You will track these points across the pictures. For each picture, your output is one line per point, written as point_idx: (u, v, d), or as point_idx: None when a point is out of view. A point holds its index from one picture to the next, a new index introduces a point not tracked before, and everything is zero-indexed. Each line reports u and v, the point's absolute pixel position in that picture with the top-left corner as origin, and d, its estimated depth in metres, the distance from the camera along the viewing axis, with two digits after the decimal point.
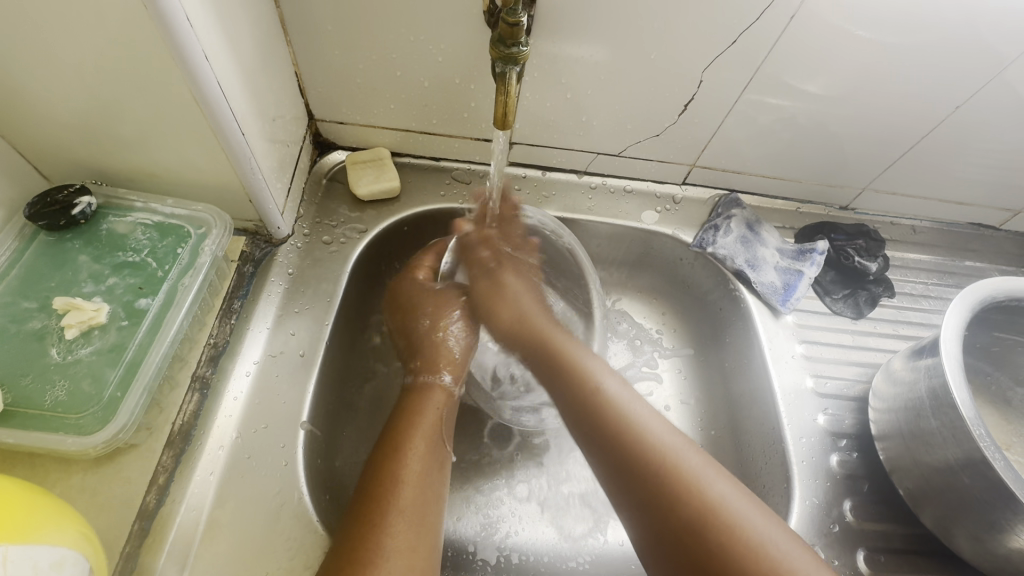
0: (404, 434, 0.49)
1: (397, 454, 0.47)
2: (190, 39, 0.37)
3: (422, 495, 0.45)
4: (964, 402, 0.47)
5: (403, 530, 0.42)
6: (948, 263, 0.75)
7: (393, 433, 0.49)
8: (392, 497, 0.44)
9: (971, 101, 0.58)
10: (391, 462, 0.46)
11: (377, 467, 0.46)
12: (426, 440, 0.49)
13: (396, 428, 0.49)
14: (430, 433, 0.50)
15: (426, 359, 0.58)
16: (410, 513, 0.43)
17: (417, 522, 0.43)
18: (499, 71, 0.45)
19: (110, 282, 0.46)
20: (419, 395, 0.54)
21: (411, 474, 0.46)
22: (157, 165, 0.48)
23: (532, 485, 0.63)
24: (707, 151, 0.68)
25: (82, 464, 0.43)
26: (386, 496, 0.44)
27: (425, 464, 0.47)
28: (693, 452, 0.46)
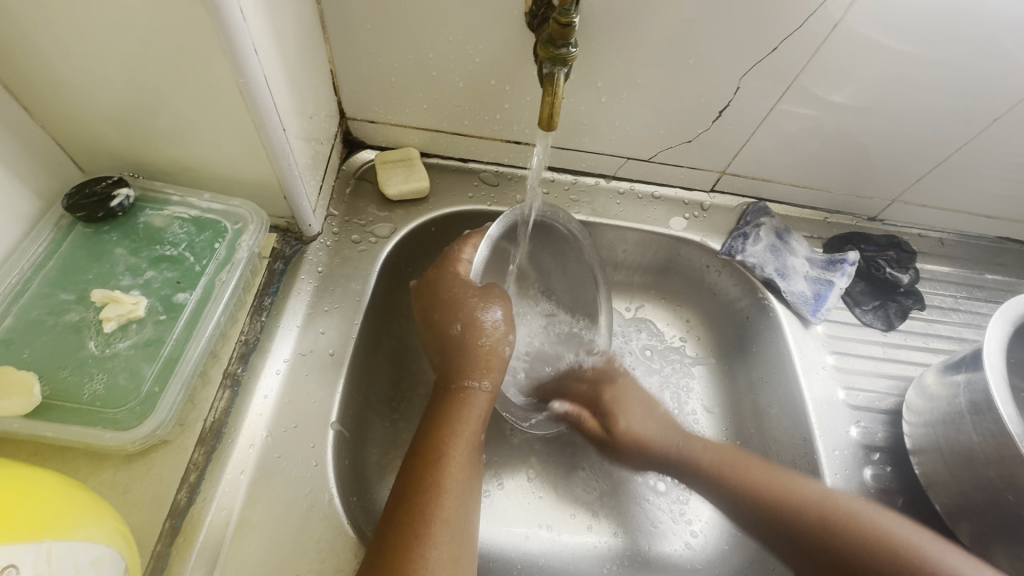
0: (444, 442, 0.47)
1: (438, 464, 0.46)
2: (242, 33, 0.37)
3: (462, 505, 0.44)
4: (1009, 419, 0.46)
5: (444, 543, 0.41)
6: (977, 277, 0.74)
7: (435, 441, 0.47)
8: (435, 508, 0.43)
9: (1010, 114, 0.58)
10: (433, 473, 0.45)
11: (419, 476, 0.45)
12: (467, 449, 0.48)
13: (437, 434, 0.48)
14: (469, 443, 0.48)
15: (465, 365, 0.53)
16: (452, 524, 0.43)
17: (461, 533, 0.43)
18: (547, 72, 0.45)
19: (147, 276, 0.45)
20: (459, 401, 0.51)
21: (452, 483, 0.45)
22: (196, 158, 0.47)
23: (556, 489, 0.63)
24: (738, 159, 0.67)
25: (113, 460, 0.42)
26: (428, 508, 0.43)
27: (466, 476, 0.46)
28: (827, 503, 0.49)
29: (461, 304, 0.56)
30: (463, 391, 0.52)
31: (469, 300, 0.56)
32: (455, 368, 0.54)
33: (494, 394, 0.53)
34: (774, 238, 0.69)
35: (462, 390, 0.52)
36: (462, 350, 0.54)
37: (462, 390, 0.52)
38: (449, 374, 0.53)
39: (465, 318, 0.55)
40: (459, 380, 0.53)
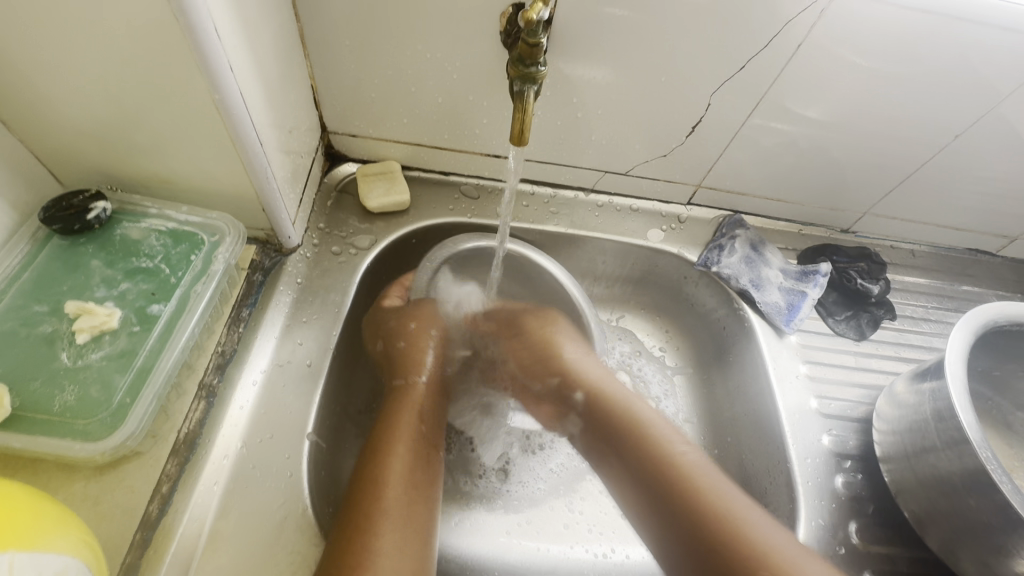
0: (387, 443, 0.52)
1: (378, 459, 0.51)
2: (217, 51, 0.38)
3: (405, 497, 0.50)
4: (970, 425, 0.48)
5: (389, 531, 0.46)
6: (948, 287, 0.76)
7: (377, 442, 0.53)
8: (376, 500, 0.48)
9: (971, 130, 0.60)
10: (372, 468, 0.50)
11: (366, 469, 0.50)
12: (409, 447, 0.53)
13: (379, 433, 0.53)
14: (405, 438, 0.53)
15: (399, 368, 0.60)
16: (394, 512, 0.48)
17: (404, 520, 0.48)
18: (517, 90, 0.46)
19: (123, 287, 0.46)
20: (396, 400, 0.57)
21: (394, 476, 0.50)
22: (174, 171, 0.48)
23: (535, 498, 0.63)
24: (712, 173, 0.69)
25: (84, 471, 0.42)
26: (370, 500, 0.48)
27: (408, 469, 0.52)
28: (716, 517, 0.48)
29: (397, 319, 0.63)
30: (400, 390, 0.58)
31: (407, 315, 0.63)
32: (393, 371, 0.61)
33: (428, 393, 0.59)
34: (753, 250, 0.71)
35: (397, 390, 0.58)
36: (410, 360, 0.61)
37: (395, 394, 0.58)
38: (390, 375, 0.60)
39: (409, 331, 0.63)
40: (394, 380, 0.60)
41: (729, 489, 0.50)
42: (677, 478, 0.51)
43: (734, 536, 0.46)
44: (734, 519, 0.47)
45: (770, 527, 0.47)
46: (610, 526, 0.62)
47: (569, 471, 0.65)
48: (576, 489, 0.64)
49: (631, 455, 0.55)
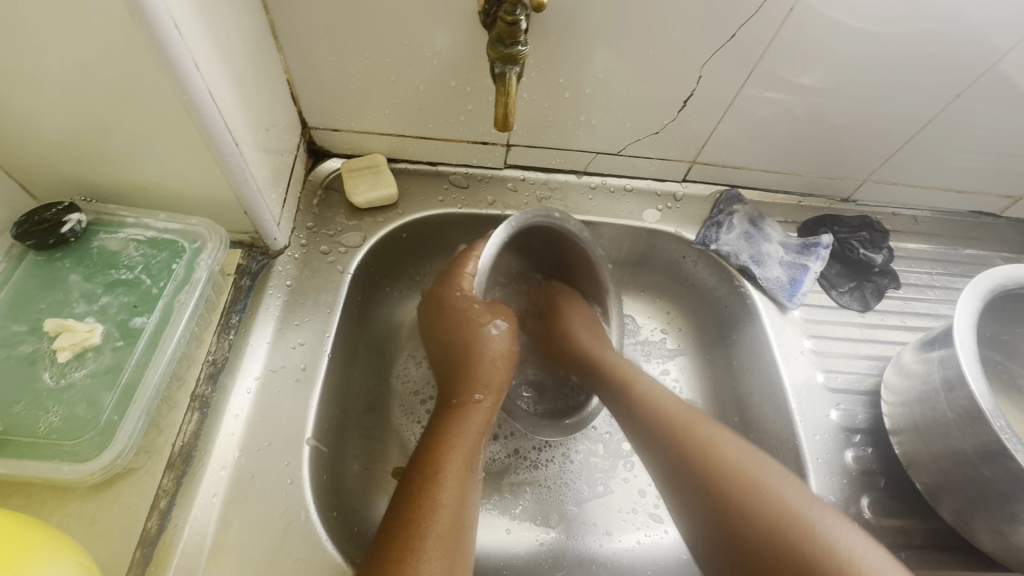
0: (441, 455, 0.47)
1: (435, 475, 0.46)
2: (180, 49, 0.36)
3: (458, 519, 0.44)
4: (980, 392, 0.46)
5: (437, 557, 0.41)
6: (953, 252, 0.75)
7: (434, 453, 0.48)
8: (428, 522, 0.43)
9: (972, 90, 0.58)
10: (427, 486, 0.45)
11: (416, 488, 0.45)
12: (463, 464, 0.47)
13: (436, 448, 0.48)
14: (469, 455, 0.48)
15: (471, 379, 0.54)
16: (446, 539, 0.42)
17: (454, 547, 0.42)
18: (499, 72, 0.45)
19: (103, 301, 0.44)
20: (458, 415, 0.51)
21: (448, 497, 0.45)
22: (148, 178, 0.46)
23: (541, 484, 0.63)
24: (708, 147, 0.67)
25: (78, 492, 0.41)
26: (421, 521, 0.43)
27: (462, 488, 0.46)
28: (729, 435, 0.50)
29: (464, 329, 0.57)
30: (465, 404, 0.52)
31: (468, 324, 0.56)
32: (460, 383, 0.55)
33: (497, 409, 0.54)
34: (751, 223, 0.70)
35: (467, 403, 0.52)
36: (464, 354, 0.56)
37: (461, 404, 0.52)
38: (453, 388, 0.54)
39: (467, 337, 0.56)
40: (461, 397, 0.53)
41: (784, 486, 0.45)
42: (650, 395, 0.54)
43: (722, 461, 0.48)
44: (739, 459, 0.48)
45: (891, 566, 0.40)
46: (617, 509, 0.62)
47: (576, 458, 0.65)
48: (581, 472, 0.64)
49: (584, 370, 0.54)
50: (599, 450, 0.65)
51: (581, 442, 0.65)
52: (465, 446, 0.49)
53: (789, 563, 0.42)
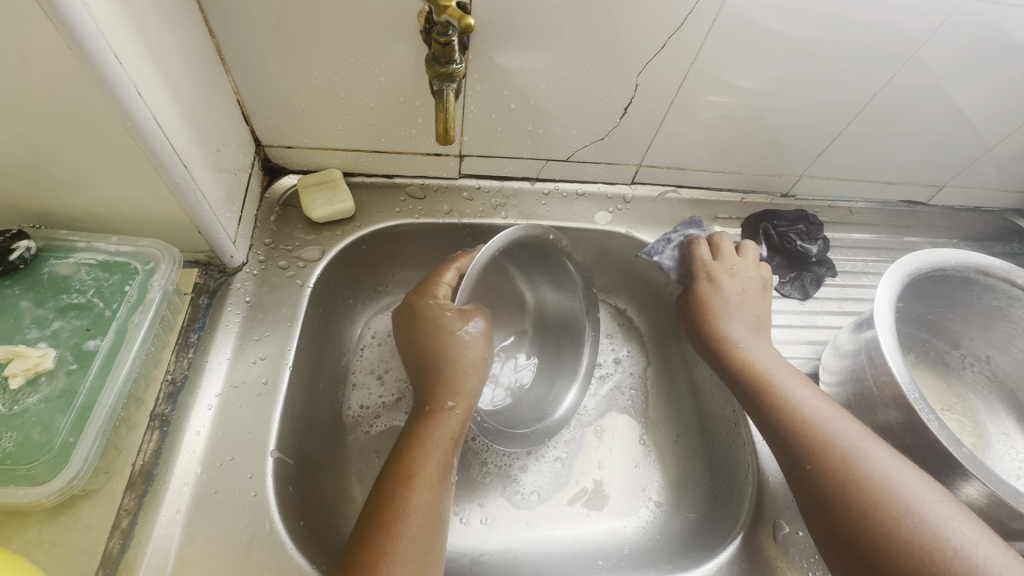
0: (415, 461, 0.48)
1: (408, 481, 0.47)
2: (121, 77, 0.38)
3: (431, 522, 0.46)
4: (898, 368, 0.50)
5: (408, 560, 0.43)
6: (886, 240, 0.80)
7: (407, 459, 0.48)
8: (401, 526, 0.44)
9: (887, 88, 0.63)
10: (397, 494, 0.46)
11: (390, 494, 0.46)
12: (437, 468, 0.48)
13: (408, 456, 0.48)
14: (441, 462, 0.49)
15: (442, 385, 0.52)
16: (418, 542, 0.44)
17: (428, 542, 0.45)
18: (437, 89, 0.48)
19: (55, 326, 0.45)
20: (430, 424, 0.50)
21: (421, 501, 0.46)
22: (98, 204, 0.47)
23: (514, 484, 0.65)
24: (651, 151, 0.70)
25: (37, 516, 0.42)
26: (395, 525, 0.44)
27: (435, 491, 0.47)
28: (851, 426, 0.48)
29: (430, 326, 0.56)
30: (438, 412, 0.51)
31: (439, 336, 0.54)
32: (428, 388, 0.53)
33: (470, 414, 0.53)
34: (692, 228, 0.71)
35: (444, 412, 0.51)
36: (440, 351, 0.54)
37: (435, 412, 0.51)
38: (425, 392, 0.53)
39: (445, 337, 0.55)
40: (434, 403, 0.52)
41: (836, 417, 0.49)
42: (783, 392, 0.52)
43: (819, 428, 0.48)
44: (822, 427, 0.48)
45: (939, 506, 0.41)
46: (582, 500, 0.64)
47: (546, 458, 0.67)
48: (548, 459, 0.66)
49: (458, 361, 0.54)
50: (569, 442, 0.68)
51: (556, 439, 0.68)
52: (432, 450, 0.49)
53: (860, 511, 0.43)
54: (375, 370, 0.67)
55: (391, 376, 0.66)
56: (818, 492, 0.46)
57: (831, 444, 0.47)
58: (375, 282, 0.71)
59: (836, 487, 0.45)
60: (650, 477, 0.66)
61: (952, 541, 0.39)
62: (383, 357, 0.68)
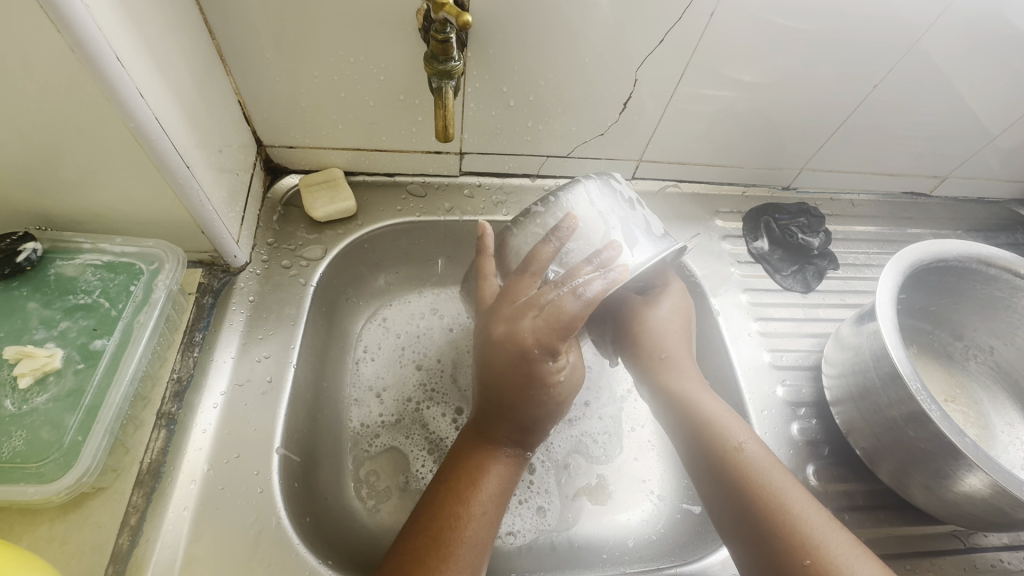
0: (471, 497, 0.48)
1: (460, 516, 0.47)
2: (123, 79, 0.38)
3: (476, 560, 0.46)
4: (900, 360, 0.50)
5: None
6: (888, 232, 0.80)
7: (462, 493, 0.48)
8: (449, 561, 0.44)
9: (887, 79, 0.63)
10: (451, 529, 0.46)
11: (443, 526, 0.46)
12: (493, 507, 0.48)
13: (471, 472, 0.49)
14: (493, 501, 0.49)
15: (524, 433, 0.51)
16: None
17: (481, 561, 0.46)
18: (436, 86, 0.48)
19: (62, 326, 0.45)
20: (490, 461, 0.50)
21: (472, 539, 0.46)
22: (102, 205, 0.47)
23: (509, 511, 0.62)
24: (651, 146, 0.70)
25: (47, 514, 0.42)
26: (448, 560, 0.44)
27: (486, 530, 0.47)
28: (751, 441, 0.51)
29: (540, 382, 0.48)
30: (501, 452, 0.51)
31: (552, 385, 0.49)
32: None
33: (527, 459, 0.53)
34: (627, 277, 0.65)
35: (508, 458, 0.51)
36: (540, 405, 0.50)
37: (496, 451, 0.51)
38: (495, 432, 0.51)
39: (552, 394, 0.49)
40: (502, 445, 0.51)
41: (738, 428, 0.52)
42: (697, 400, 0.54)
43: (718, 437, 0.51)
44: (723, 436, 0.51)
45: (840, 541, 0.44)
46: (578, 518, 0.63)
47: (541, 488, 0.64)
48: (529, 502, 0.63)
49: (553, 408, 0.51)
50: (551, 467, 0.65)
51: (545, 465, 0.65)
52: (484, 489, 0.49)
53: (749, 516, 0.47)
54: (374, 387, 0.66)
55: (390, 395, 0.66)
56: (734, 514, 0.48)
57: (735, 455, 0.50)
58: (374, 282, 0.71)
59: (771, 523, 0.45)
60: (650, 470, 0.66)
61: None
62: (381, 375, 0.67)
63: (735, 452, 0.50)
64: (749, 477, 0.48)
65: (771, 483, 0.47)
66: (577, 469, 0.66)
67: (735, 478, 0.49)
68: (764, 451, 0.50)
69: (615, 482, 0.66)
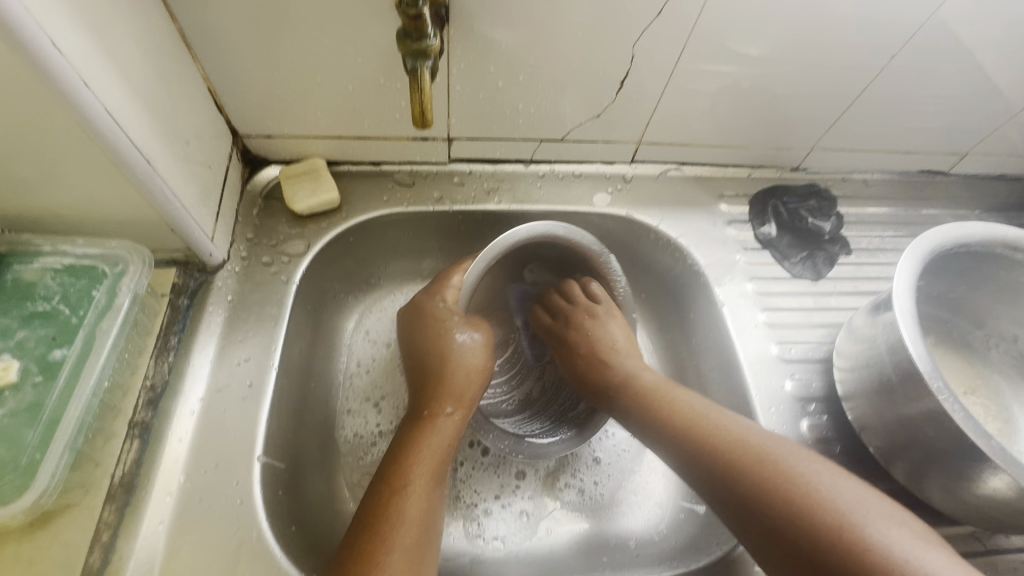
0: (408, 468, 0.46)
1: (401, 490, 0.45)
2: (63, 67, 0.35)
3: (421, 533, 0.44)
4: (919, 355, 0.47)
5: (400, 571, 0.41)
6: (903, 213, 0.76)
7: (400, 466, 0.47)
8: (388, 536, 0.42)
9: (906, 49, 0.58)
10: (393, 500, 0.44)
11: (383, 501, 0.44)
12: (430, 476, 0.47)
13: (403, 461, 0.47)
14: (432, 473, 0.47)
15: (443, 390, 0.51)
16: (411, 552, 0.42)
17: (420, 540, 0.43)
18: (411, 67, 0.44)
19: (20, 336, 0.43)
20: (427, 428, 0.49)
21: (412, 509, 0.44)
22: (56, 201, 0.44)
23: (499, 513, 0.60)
24: (651, 127, 0.66)
25: (13, 533, 0.40)
26: (388, 533, 0.42)
27: (427, 499, 0.46)
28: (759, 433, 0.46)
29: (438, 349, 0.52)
30: (435, 417, 0.50)
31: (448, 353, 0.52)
32: (427, 393, 0.51)
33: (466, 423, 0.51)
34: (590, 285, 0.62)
35: (440, 417, 0.50)
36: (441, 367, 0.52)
37: (432, 417, 0.50)
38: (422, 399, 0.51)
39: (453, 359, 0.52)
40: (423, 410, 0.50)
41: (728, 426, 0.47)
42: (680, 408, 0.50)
43: (739, 444, 0.45)
44: (753, 444, 0.45)
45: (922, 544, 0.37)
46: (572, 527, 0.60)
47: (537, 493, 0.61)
48: (520, 505, 0.61)
49: (459, 376, 0.51)
50: (543, 472, 0.62)
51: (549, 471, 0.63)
52: (419, 459, 0.47)
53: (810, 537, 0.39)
54: (370, 396, 0.63)
55: (389, 404, 0.63)
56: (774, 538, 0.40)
57: (755, 457, 0.44)
58: (364, 278, 0.69)
59: (834, 545, 0.38)
60: (653, 474, 0.63)
61: (893, 551, 0.37)
62: (377, 384, 0.64)
63: (761, 461, 0.44)
64: (793, 482, 0.42)
65: (824, 487, 0.41)
66: (575, 478, 0.63)
67: (781, 491, 0.41)
68: (806, 454, 0.44)
69: (617, 495, 0.62)
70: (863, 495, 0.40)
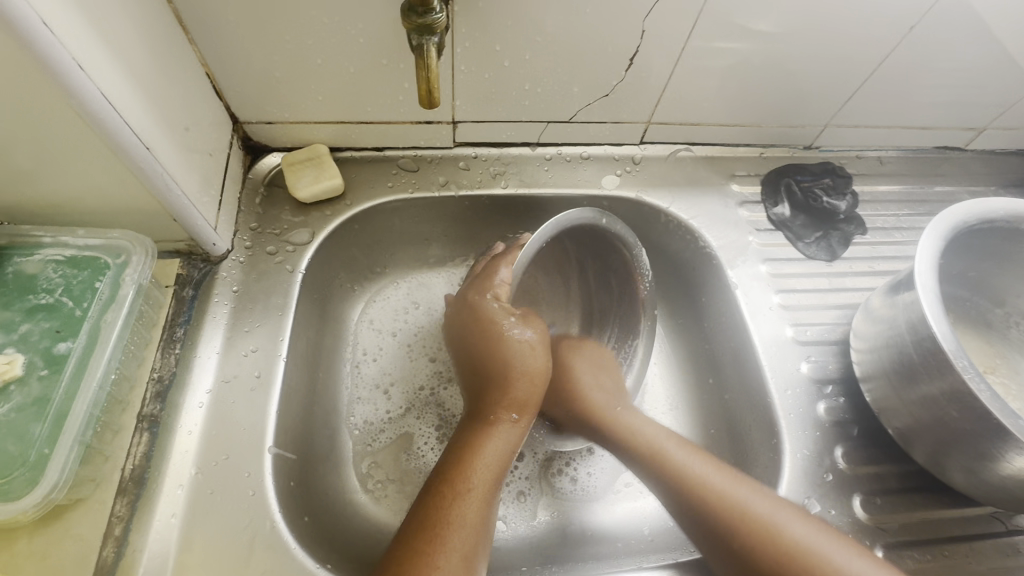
0: (466, 470, 0.46)
1: (457, 492, 0.45)
2: (55, 49, 0.33)
3: (474, 538, 0.43)
4: (943, 334, 0.45)
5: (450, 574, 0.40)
6: (918, 191, 0.74)
7: (456, 466, 0.46)
8: (440, 537, 0.41)
9: (925, 20, 0.56)
10: (447, 503, 0.44)
11: (436, 503, 0.44)
12: (489, 480, 0.46)
13: (462, 463, 0.47)
14: (491, 477, 0.46)
15: (505, 396, 0.51)
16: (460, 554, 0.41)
17: (474, 543, 0.43)
18: (416, 44, 0.43)
19: (24, 329, 0.42)
20: (487, 433, 0.49)
21: (470, 512, 0.44)
22: (56, 193, 0.43)
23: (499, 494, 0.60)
24: (661, 106, 0.64)
25: (25, 527, 0.40)
26: (440, 535, 0.42)
27: (483, 504, 0.45)
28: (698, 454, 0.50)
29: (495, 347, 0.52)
30: (497, 422, 0.50)
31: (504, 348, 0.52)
32: (488, 395, 0.51)
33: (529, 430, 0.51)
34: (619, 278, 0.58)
35: (502, 422, 0.50)
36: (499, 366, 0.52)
37: (492, 421, 0.50)
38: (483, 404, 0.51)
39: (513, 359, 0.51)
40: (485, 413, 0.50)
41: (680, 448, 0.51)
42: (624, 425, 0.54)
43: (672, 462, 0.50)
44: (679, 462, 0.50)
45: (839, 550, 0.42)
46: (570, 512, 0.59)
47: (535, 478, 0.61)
48: (519, 487, 0.60)
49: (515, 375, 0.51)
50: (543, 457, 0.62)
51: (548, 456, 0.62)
52: (478, 462, 0.47)
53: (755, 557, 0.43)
54: (380, 383, 0.63)
55: (397, 390, 0.63)
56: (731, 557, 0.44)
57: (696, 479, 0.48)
58: (370, 266, 0.68)
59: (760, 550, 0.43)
60: None
61: (794, 538, 0.43)
62: (386, 371, 0.64)
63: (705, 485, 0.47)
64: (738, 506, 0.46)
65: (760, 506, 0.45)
66: (570, 466, 0.62)
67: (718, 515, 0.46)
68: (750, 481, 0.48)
69: (609, 488, 0.61)
70: (786, 510, 0.45)
